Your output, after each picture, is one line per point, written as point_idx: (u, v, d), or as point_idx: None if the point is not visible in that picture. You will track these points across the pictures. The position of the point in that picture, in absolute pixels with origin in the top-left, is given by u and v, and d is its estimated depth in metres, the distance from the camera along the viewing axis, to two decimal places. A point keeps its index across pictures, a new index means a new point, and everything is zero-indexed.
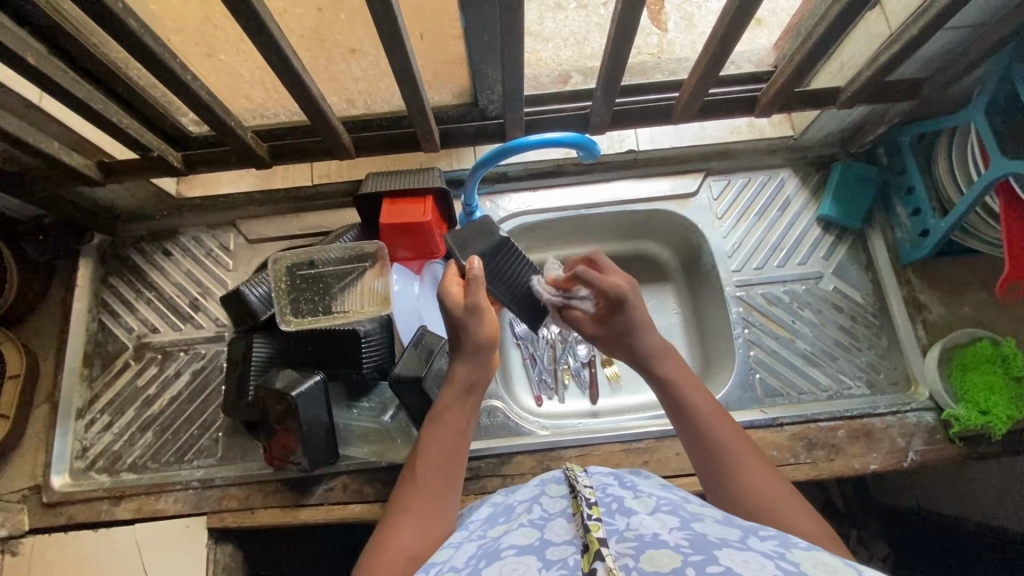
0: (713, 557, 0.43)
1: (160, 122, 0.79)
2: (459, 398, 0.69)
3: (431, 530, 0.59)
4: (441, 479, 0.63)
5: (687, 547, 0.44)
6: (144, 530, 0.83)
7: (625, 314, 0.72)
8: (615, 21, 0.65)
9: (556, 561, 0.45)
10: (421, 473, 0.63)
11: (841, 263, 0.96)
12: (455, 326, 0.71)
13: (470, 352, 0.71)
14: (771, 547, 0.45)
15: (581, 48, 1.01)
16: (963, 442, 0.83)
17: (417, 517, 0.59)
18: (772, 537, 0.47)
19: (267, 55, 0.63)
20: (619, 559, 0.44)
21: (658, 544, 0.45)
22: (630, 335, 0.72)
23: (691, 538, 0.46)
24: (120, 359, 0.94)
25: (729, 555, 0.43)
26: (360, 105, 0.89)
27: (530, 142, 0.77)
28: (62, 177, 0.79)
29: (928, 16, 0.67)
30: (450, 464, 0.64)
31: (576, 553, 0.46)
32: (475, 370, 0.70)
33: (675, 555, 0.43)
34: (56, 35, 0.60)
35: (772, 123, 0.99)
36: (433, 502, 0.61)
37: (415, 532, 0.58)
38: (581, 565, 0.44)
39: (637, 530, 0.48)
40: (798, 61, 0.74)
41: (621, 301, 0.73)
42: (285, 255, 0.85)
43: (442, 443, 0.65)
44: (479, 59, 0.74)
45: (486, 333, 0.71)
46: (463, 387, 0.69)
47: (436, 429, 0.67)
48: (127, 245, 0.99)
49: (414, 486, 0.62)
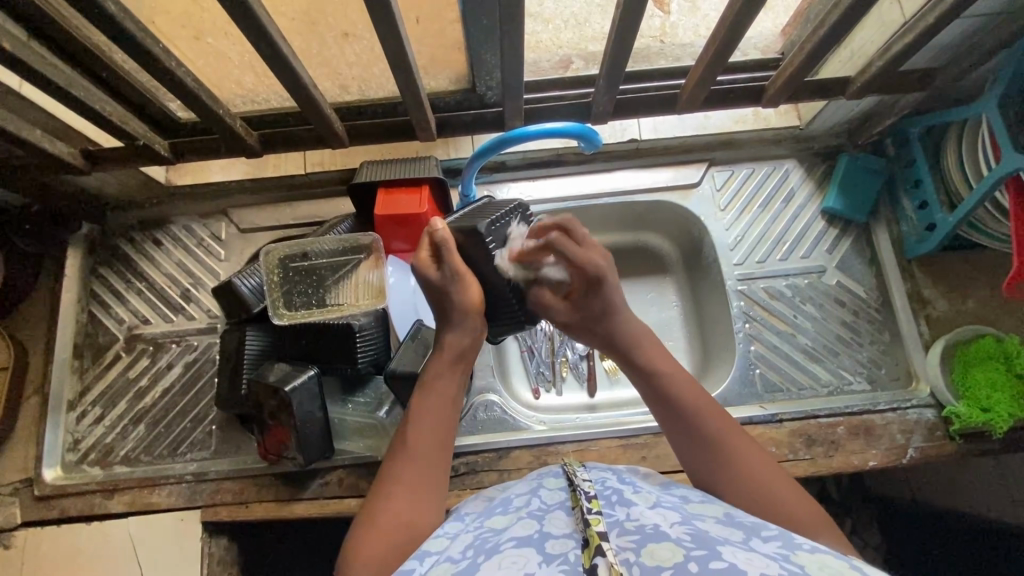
0: (716, 552, 0.42)
1: (147, 109, 0.76)
2: (449, 366, 0.66)
3: (424, 500, 0.59)
4: (433, 449, 0.62)
5: (689, 542, 0.44)
6: (138, 524, 0.82)
7: (602, 293, 0.66)
8: (620, 6, 0.62)
9: (556, 555, 0.44)
10: (413, 447, 0.62)
11: (845, 257, 0.94)
12: (439, 298, 0.66)
13: (463, 320, 0.66)
14: (774, 550, 0.44)
15: (582, 29, 0.98)
16: (963, 439, 0.83)
17: (411, 489, 0.59)
18: (776, 538, 0.46)
19: (256, 42, 0.60)
20: (621, 553, 0.43)
21: (660, 537, 0.44)
22: (610, 315, 0.67)
23: (694, 533, 0.45)
24: (111, 350, 0.92)
25: (733, 552, 0.42)
26: (355, 92, 0.86)
27: (529, 133, 0.75)
28: (45, 166, 0.77)
29: (945, 5, 0.64)
30: (441, 432, 0.63)
31: (577, 548, 0.45)
32: (465, 338, 0.66)
33: (676, 549, 0.43)
34: (34, 19, 0.57)
35: (778, 112, 0.96)
36: (427, 471, 0.61)
37: (406, 504, 0.58)
38: (581, 560, 0.43)
39: (638, 521, 0.47)
40: (809, 50, 0.71)
41: (597, 280, 0.65)
42: (277, 246, 0.82)
43: (431, 413, 0.63)
44: (478, 45, 0.72)
45: (471, 299, 0.65)
46: (455, 355, 0.66)
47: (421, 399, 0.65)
48: (116, 233, 0.97)
49: (406, 455, 0.61)
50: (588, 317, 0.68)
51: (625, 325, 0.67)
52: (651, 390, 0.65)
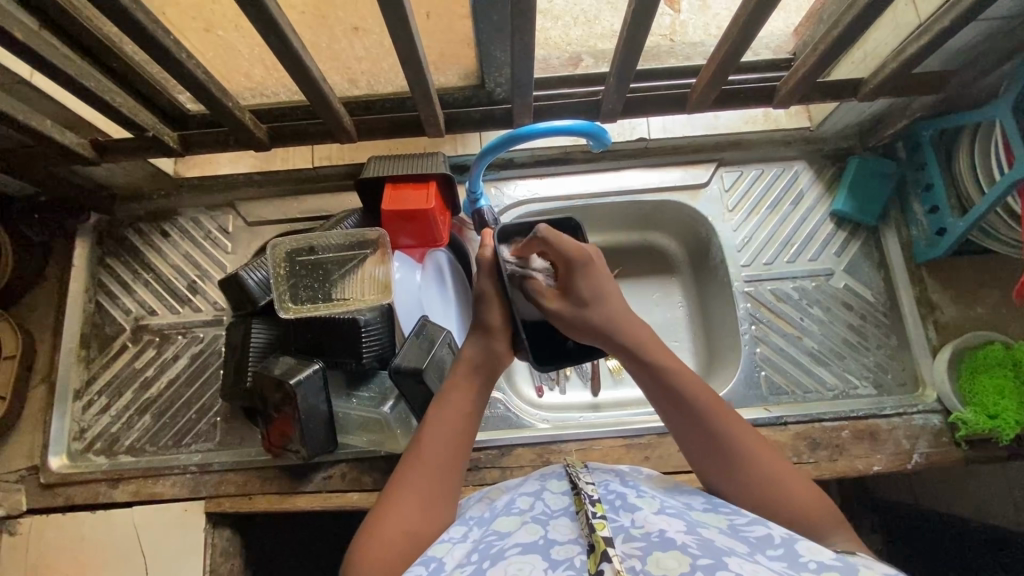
0: (723, 564, 0.42)
1: (155, 100, 0.76)
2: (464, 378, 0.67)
3: (434, 508, 0.58)
4: (443, 459, 0.61)
5: (695, 550, 0.44)
6: (142, 513, 0.83)
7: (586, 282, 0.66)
8: (632, 4, 0.61)
9: (562, 562, 0.44)
10: (425, 456, 0.61)
11: (854, 261, 0.94)
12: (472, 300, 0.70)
13: (481, 333, 0.68)
14: (781, 568, 0.43)
15: (592, 27, 0.98)
16: (969, 446, 0.82)
17: (424, 494, 0.58)
18: (781, 557, 0.45)
19: (267, 35, 0.60)
20: (627, 560, 0.43)
21: (666, 546, 0.44)
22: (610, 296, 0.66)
23: (699, 541, 0.45)
24: (118, 340, 0.93)
25: (739, 563, 0.42)
26: (364, 86, 0.86)
27: (539, 130, 0.75)
28: (56, 156, 0.77)
29: (961, 8, 0.63)
30: (457, 447, 0.62)
31: (582, 554, 0.45)
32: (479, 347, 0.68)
33: (682, 558, 0.42)
34: (46, 8, 0.57)
35: (789, 113, 0.95)
36: (433, 491, 0.59)
37: (417, 508, 0.57)
38: (587, 566, 0.43)
39: (644, 528, 0.47)
40: (821, 51, 0.71)
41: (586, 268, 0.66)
42: (284, 240, 0.83)
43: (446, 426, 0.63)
44: (488, 40, 0.72)
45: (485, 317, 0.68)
46: (470, 367, 0.67)
47: (445, 408, 0.64)
48: (123, 225, 0.97)
49: (416, 468, 0.60)
50: (574, 307, 0.66)
51: (612, 316, 0.65)
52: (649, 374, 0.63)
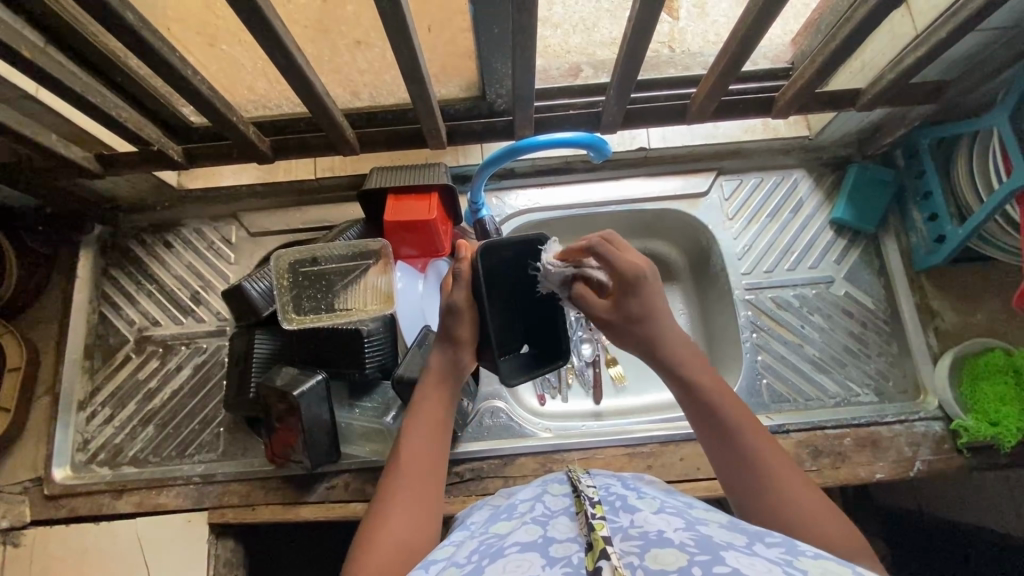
0: (720, 558, 0.42)
1: (160, 114, 0.77)
2: (435, 386, 0.67)
3: (425, 519, 0.58)
4: (425, 467, 0.61)
5: (692, 547, 0.43)
6: (146, 525, 0.83)
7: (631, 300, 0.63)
8: (632, 18, 0.62)
9: (560, 559, 0.44)
10: (409, 467, 0.61)
11: (854, 269, 0.94)
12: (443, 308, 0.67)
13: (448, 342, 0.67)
14: (777, 554, 0.43)
15: (591, 35, 0.99)
16: (971, 453, 0.82)
17: (414, 506, 0.58)
18: (778, 544, 0.45)
19: (271, 51, 0.61)
20: (625, 557, 0.43)
21: (663, 543, 0.44)
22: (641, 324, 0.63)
23: (697, 538, 0.45)
24: (122, 351, 0.93)
25: (735, 557, 0.42)
26: (366, 98, 0.87)
27: (539, 142, 0.75)
28: (61, 170, 0.78)
29: (956, 21, 0.64)
30: (435, 452, 0.63)
31: (581, 551, 0.45)
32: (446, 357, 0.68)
33: (680, 555, 0.43)
34: (54, 26, 0.57)
35: (787, 122, 0.96)
36: (422, 501, 0.59)
37: (408, 519, 0.57)
38: (585, 563, 0.43)
39: (642, 528, 0.47)
40: (820, 63, 0.71)
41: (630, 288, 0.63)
42: (287, 251, 0.84)
43: (425, 437, 0.63)
44: (489, 54, 0.72)
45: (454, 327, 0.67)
46: (438, 377, 0.67)
47: (419, 418, 0.65)
48: (127, 236, 0.98)
49: (403, 480, 0.60)
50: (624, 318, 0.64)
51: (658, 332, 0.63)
52: (686, 395, 0.61)
